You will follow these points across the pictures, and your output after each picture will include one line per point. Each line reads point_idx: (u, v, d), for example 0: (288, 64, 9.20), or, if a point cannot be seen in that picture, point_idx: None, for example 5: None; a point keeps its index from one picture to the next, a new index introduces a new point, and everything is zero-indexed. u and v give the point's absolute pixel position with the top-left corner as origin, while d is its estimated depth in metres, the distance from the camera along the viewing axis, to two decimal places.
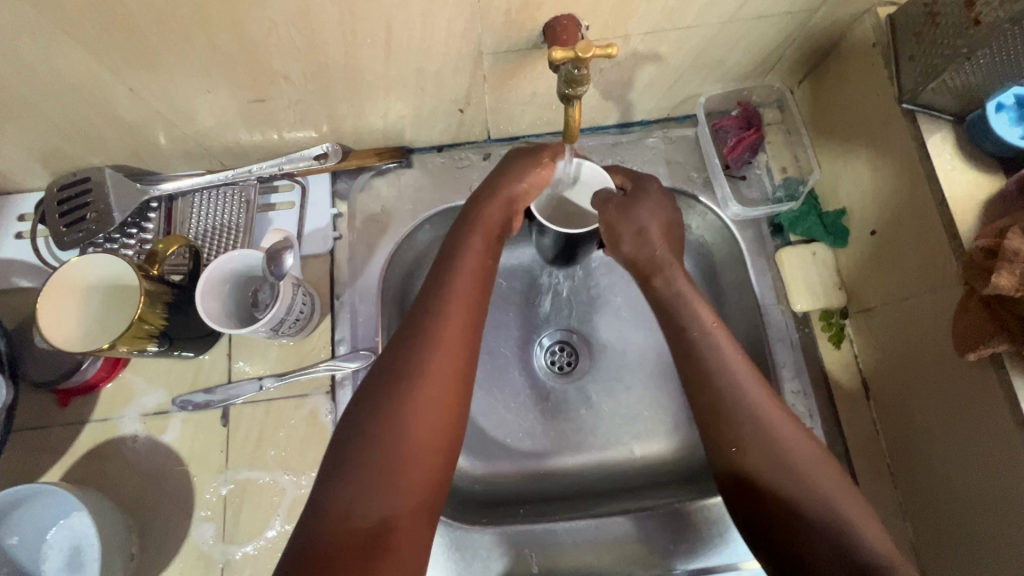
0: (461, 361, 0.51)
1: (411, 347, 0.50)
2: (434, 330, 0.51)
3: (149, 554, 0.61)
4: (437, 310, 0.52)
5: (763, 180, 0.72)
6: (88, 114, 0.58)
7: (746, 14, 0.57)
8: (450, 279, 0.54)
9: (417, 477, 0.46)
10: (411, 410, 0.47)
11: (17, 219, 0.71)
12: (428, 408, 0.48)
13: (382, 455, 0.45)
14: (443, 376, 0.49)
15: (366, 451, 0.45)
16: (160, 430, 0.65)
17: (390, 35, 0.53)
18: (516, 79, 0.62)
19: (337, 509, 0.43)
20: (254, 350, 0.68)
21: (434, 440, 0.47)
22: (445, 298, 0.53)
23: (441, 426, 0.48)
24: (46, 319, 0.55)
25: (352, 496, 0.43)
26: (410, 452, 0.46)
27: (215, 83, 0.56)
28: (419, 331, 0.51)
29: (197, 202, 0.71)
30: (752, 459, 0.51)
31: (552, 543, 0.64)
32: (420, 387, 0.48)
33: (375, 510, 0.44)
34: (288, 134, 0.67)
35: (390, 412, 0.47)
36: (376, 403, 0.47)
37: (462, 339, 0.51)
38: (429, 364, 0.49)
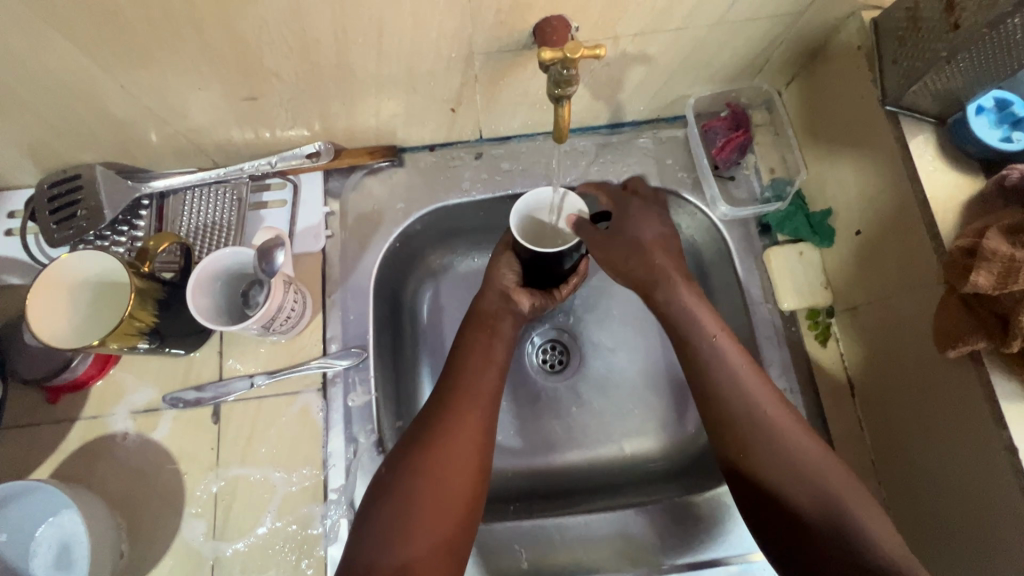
0: (479, 427, 0.57)
1: (431, 417, 0.57)
2: (458, 395, 0.58)
3: (139, 552, 0.61)
4: (452, 385, 0.59)
5: (751, 181, 0.73)
6: (78, 110, 0.58)
7: (733, 16, 0.58)
8: (469, 353, 0.62)
9: (433, 528, 0.52)
10: (429, 471, 0.54)
11: (7, 216, 0.71)
12: (451, 466, 0.54)
13: (405, 508, 0.52)
14: (460, 443, 0.55)
15: (389, 503, 0.52)
16: (150, 427, 0.65)
17: (382, 35, 0.53)
18: (507, 79, 0.63)
19: (369, 549, 0.50)
20: (245, 348, 0.68)
21: (451, 495, 0.53)
22: (462, 373, 0.60)
23: (457, 484, 0.54)
24: (48, 331, 0.55)
25: (376, 543, 0.50)
26: (426, 507, 0.52)
27: (207, 80, 0.57)
28: (441, 400, 0.59)
29: (188, 200, 0.71)
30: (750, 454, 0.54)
31: (545, 539, 0.65)
32: (438, 453, 0.55)
33: (396, 556, 0.50)
34: (280, 132, 0.67)
35: (410, 473, 0.54)
36: (401, 462, 0.55)
37: (476, 410, 0.58)
38: (446, 431, 0.56)
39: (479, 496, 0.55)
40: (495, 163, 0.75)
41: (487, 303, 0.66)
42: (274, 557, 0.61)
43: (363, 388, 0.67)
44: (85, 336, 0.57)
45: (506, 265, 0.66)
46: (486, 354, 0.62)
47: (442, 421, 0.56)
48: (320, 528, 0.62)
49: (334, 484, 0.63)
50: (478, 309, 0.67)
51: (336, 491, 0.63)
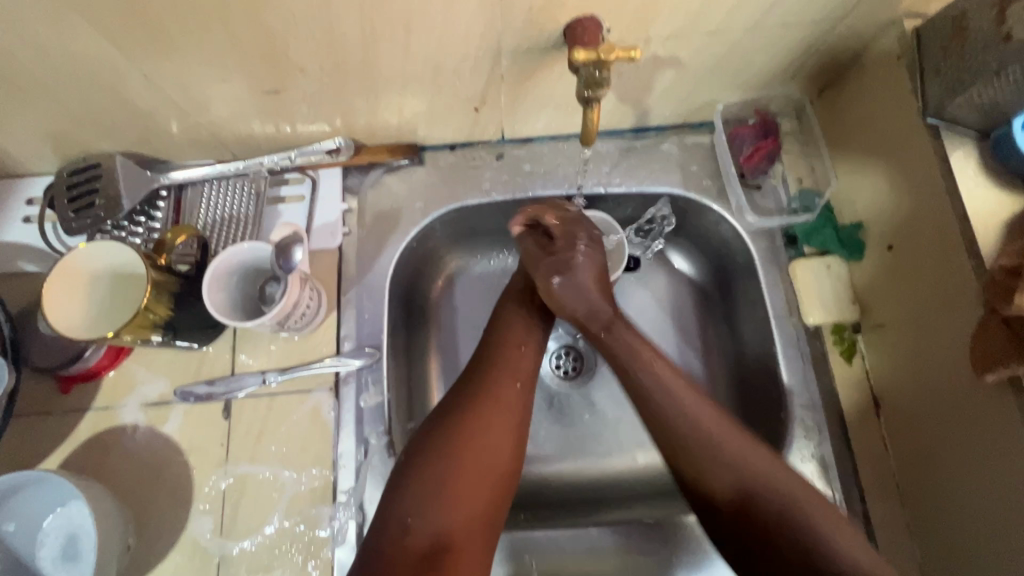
0: (518, 403, 0.56)
1: (468, 385, 0.56)
2: (499, 369, 0.57)
3: (145, 546, 0.61)
4: (492, 353, 0.59)
5: (779, 191, 0.71)
6: (101, 99, 0.58)
7: (769, 21, 0.56)
8: (506, 332, 0.62)
9: (469, 495, 0.50)
10: (468, 436, 0.52)
11: (26, 203, 0.71)
12: (489, 435, 0.53)
13: (437, 478, 0.50)
14: (500, 409, 0.54)
15: (421, 472, 0.50)
16: (161, 420, 0.65)
17: (409, 31, 0.52)
18: (533, 80, 0.61)
19: (402, 515, 0.49)
20: (258, 344, 0.67)
21: (486, 463, 0.52)
22: (499, 349, 0.60)
23: (498, 451, 0.53)
24: (64, 327, 0.54)
25: (411, 506, 0.49)
26: (464, 473, 0.51)
27: (230, 72, 0.56)
28: (477, 377, 0.57)
29: (207, 192, 0.70)
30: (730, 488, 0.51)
31: (554, 549, 0.63)
32: (478, 419, 0.53)
33: (430, 528, 0.48)
34: (301, 127, 0.67)
35: (451, 438, 0.52)
36: (432, 432, 0.53)
37: (515, 375, 0.57)
38: (486, 401, 0.55)
39: (517, 468, 0.54)
40: (516, 164, 0.74)
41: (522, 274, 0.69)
42: (280, 558, 0.60)
43: (376, 389, 0.66)
44: (97, 325, 0.55)
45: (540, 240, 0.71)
46: (526, 332, 0.62)
47: (478, 393, 0.55)
48: (329, 530, 0.61)
49: (343, 486, 0.62)
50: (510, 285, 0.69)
51: (345, 493, 0.62)
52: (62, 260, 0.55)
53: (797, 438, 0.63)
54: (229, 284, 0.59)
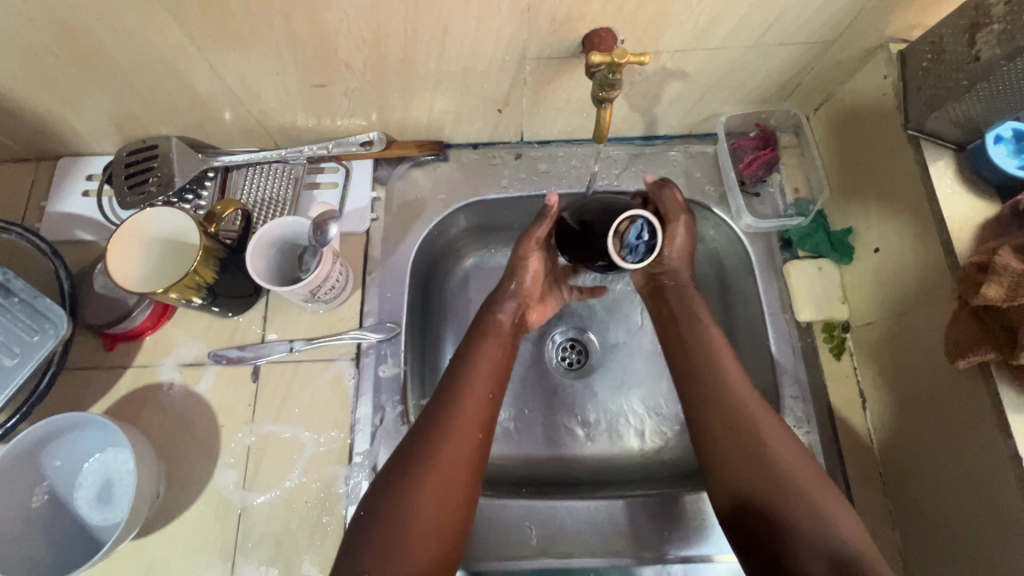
0: (474, 446, 0.59)
1: (428, 434, 0.59)
2: (454, 410, 0.60)
3: (174, 494, 0.65)
4: (452, 403, 0.60)
5: (776, 198, 0.77)
6: (167, 85, 0.65)
7: (767, 40, 0.63)
8: (468, 373, 0.63)
9: (429, 538, 0.54)
10: (428, 491, 0.55)
11: (86, 178, 0.79)
12: (445, 480, 0.56)
13: (398, 524, 0.53)
14: (456, 462, 0.57)
15: (383, 519, 0.54)
16: (194, 380, 0.70)
17: (445, 34, 0.59)
18: (553, 85, 0.68)
19: (364, 560, 0.52)
20: (287, 316, 0.73)
21: (448, 504, 0.56)
22: (461, 389, 0.61)
23: (451, 506, 0.56)
24: (125, 278, 0.61)
25: (374, 554, 0.52)
26: (421, 526, 0.54)
27: (285, 66, 0.63)
28: (434, 416, 0.60)
29: (249, 176, 0.77)
30: (742, 464, 0.57)
31: (554, 520, 0.66)
32: (432, 465, 0.56)
33: (391, 572, 0.51)
34: (340, 120, 0.73)
35: (408, 492, 0.55)
36: (391, 477, 0.56)
37: (473, 425, 0.60)
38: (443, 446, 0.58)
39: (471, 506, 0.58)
40: (533, 164, 0.80)
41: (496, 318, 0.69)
42: (298, 511, 0.64)
43: (394, 360, 0.71)
44: (150, 282, 0.62)
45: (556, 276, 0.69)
46: (478, 363, 0.64)
47: (437, 437, 0.58)
48: (344, 488, 0.65)
49: (359, 448, 0.67)
50: (482, 323, 0.69)
51: (360, 455, 0.67)
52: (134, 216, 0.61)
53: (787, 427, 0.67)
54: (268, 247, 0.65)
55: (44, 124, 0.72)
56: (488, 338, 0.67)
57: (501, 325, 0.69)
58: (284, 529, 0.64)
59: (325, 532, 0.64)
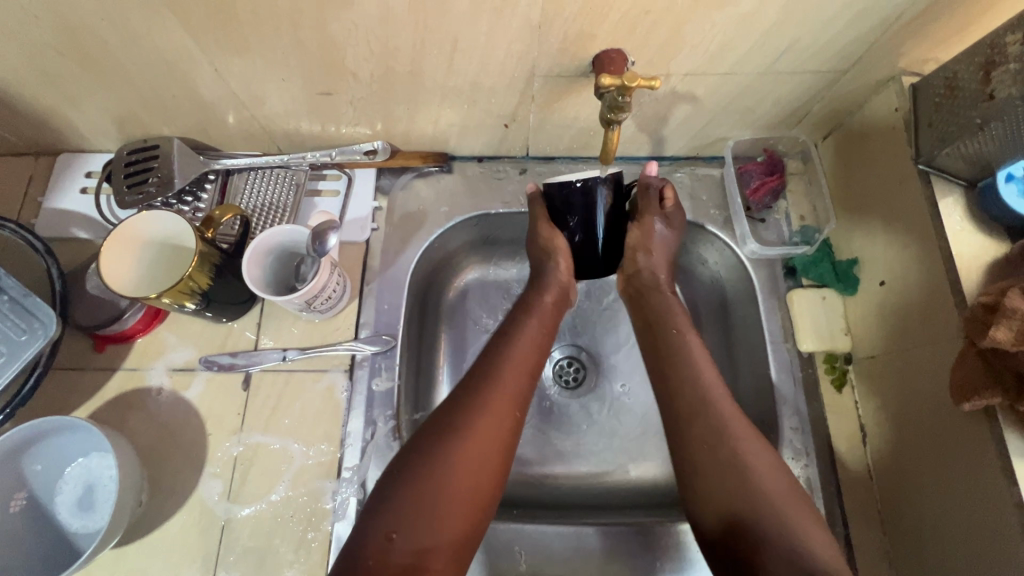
0: (507, 425, 0.58)
1: (466, 406, 0.58)
2: (490, 387, 0.60)
3: (156, 503, 0.64)
4: (494, 378, 0.61)
5: (781, 225, 0.76)
6: (171, 87, 0.65)
7: (779, 67, 0.62)
8: (508, 350, 0.63)
9: (456, 513, 0.53)
10: (463, 462, 0.55)
11: (85, 175, 0.78)
12: (475, 457, 0.56)
13: (426, 494, 0.53)
14: (489, 439, 0.57)
15: (411, 486, 0.53)
16: (184, 385, 0.69)
17: (455, 48, 0.58)
18: (561, 102, 0.67)
19: (389, 521, 0.51)
20: (281, 324, 0.72)
21: (480, 478, 0.55)
22: (499, 365, 0.62)
23: (482, 481, 0.55)
24: (116, 279, 0.60)
25: (399, 519, 0.51)
26: (452, 496, 0.53)
27: (291, 73, 0.62)
28: (472, 391, 0.60)
29: (250, 180, 0.76)
30: (712, 456, 0.56)
31: (544, 544, 0.65)
32: (465, 439, 0.56)
33: (413, 542, 0.51)
34: (345, 128, 0.73)
35: (438, 462, 0.55)
36: (425, 446, 0.56)
37: (509, 403, 0.59)
38: (477, 421, 0.57)
39: (500, 487, 0.57)
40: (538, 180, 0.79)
41: (542, 299, 0.68)
42: (283, 524, 0.63)
43: (388, 373, 0.70)
44: (140, 286, 0.61)
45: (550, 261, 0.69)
46: (516, 342, 0.65)
47: (473, 411, 0.58)
48: (331, 503, 0.64)
49: (349, 463, 0.66)
50: (525, 302, 0.69)
51: (349, 470, 0.65)
52: (140, 214, 0.61)
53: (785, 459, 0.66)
54: (266, 249, 0.64)
55: (45, 119, 0.71)
56: (531, 317, 0.67)
57: (546, 306, 0.68)
58: (268, 543, 0.62)
59: (310, 549, 0.62)
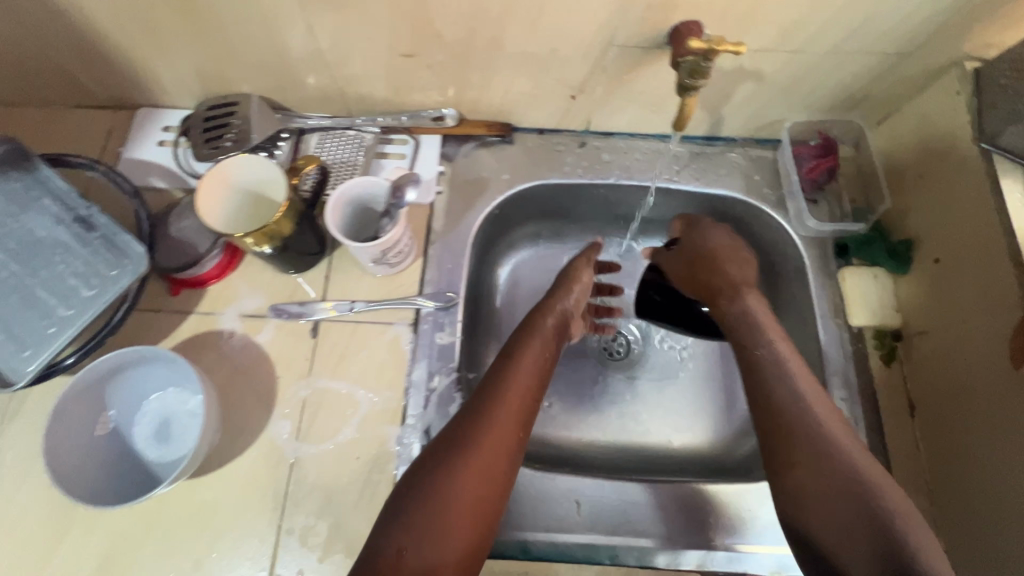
0: (511, 441, 0.58)
1: (469, 421, 0.58)
2: (496, 403, 0.60)
3: (228, 439, 0.66)
4: (496, 394, 0.61)
5: (833, 206, 0.78)
6: (261, 42, 0.68)
7: (848, 47, 0.65)
8: (511, 368, 0.64)
9: (463, 527, 0.53)
10: (468, 479, 0.54)
11: (162, 129, 0.81)
12: (481, 473, 0.55)
13: (434, 510, 0.52)
14: (495, 454, 0.57)
15: (419, 503, 0.53)
16: (255, 330, 0.71)
17: (542, 13, 0.61)
18: (631, 74, 0.70)
19: (399, 537, 0.51)
20: (349, 278, 0.74)
21: (485, 494, 0.55)
22: (503, 382, 0.62)
23: (486, 498, 0.55)
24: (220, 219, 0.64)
25: (409, 534, 0.51)
26: (458, 512, 0.53)
27: (380, 32, 0.65)
28: (477, 406, 0.60)
29: (322, 141, 0.79)
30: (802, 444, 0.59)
31: (604, 495, 0.66)
32: (471, 455, 0.56)
33: (423, 559, 0.50)
34: (418, 92, 0.76)
35: (446, 477, 0.54)
36: (431, 461, 0.56)
37: (514, 419, 0.60)
38: (482, 435, 0.57)
39: (503, 504, 0.56)
40: (596, 154, 0.82)
41: (543, 321, 0.70)
42: (350, 464, 0.65)
43: (451, 329, 0.72)
44: (237, 222, 0.65)
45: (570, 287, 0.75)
46: (518, 359, 0.65)
47: (479, 425, 0.58)
48: (396, 447, 0.66)
49: (413, 411, 0.68)
50: (529, 325, 0.70)
51: (413, 417, 0.68)
52: (237, 157, 0.63)
53: None
54: (346, 201, 0.66)
55: (134, 71, 0.74)
56: (534, 337, 0.68)
57: (546, 327, 0.70)
58: (335, 482, 0.65)
59: (375, 488, 0.65)
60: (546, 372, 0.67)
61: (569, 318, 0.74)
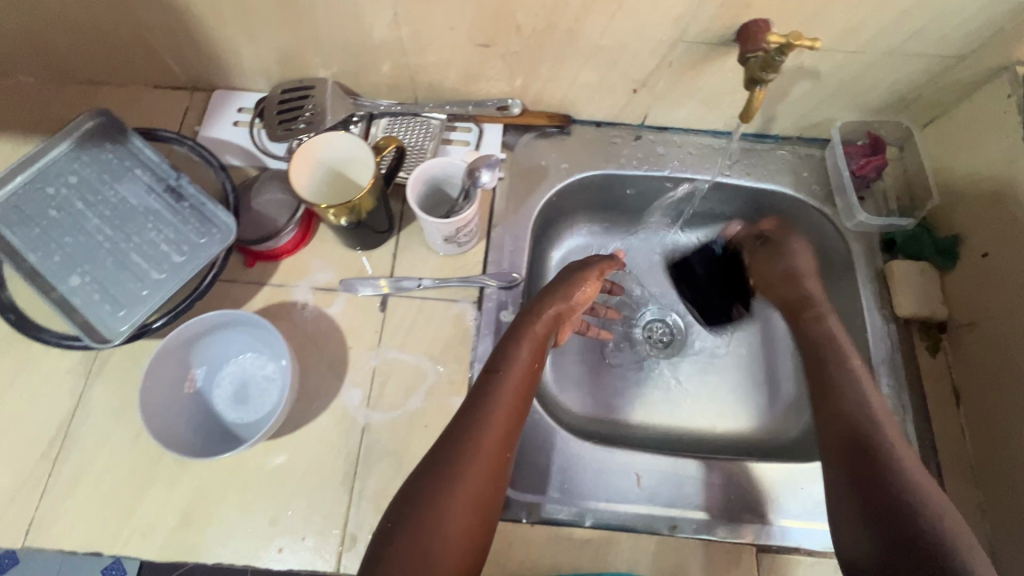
0: (497, 461, 0.55)
1: (452, 442, 0.55)
2: (479, 422, 0.56)
3: (302, 404, 0.69)
4: (480, 413, 0.57)
5: (879, 202, 0.82)
6: (346, 28, 0.71)
7: (905, 49, 0.68)
8: (495, 385, 0.59)
9: (454, 553, 0.51)
10: (457, 507, 0.52)
11: (237, 110, 0.84)
12: (468, 498, 0.53)
13: (425, 540, 0.50)
14: (481, 476, 0.54)
15: (408, 534, 0.50)
16: (327, 303, 0.75)
17: (620, 8, 0.65)
18: (694, 70, 0.73)
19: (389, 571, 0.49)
20: (415, 257, 0.78)
21: (475, 518, 0.53)
22: (488, 400, 0.58)
23: (479, 517, 0.53)
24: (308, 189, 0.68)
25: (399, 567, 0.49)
26: (447, 541, 0.51)
27: (461, 21, 0.69)
28: (460, 426, 0.56)
29: (391, 126, 0.83)
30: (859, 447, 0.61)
31: (662, 470, 0.69)
32: (457, 481, 0.53)
33: None
34: (486, 82, 0.79)
35: (434, 506, 0.52)
36: (417, 488, 0.53)
37: (500, 440, 0.56)
38: (467, 458, 0.54)
39: (493, 522, 0.55)
40: (651, 146, 0.85)
41: (531, 328, 0.65)
42: (419, 432, 0.68)
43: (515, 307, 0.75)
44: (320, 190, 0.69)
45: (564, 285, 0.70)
46: (502, 374, 0.60)
47: (464, 448, 0.55)
48: None
49: None
50: (517, 330, 0.65)
51: None
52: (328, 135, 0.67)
53: None
54: (423, 180, 0.70)
55: (218, 54, 0.78)
56: (522, 345, 0.63)
57: (536, 334, 0.65)
58: (404, 448, 0.67)
59: None
60: (532, 382, 0.62)
61: (562, 318, 0.68)
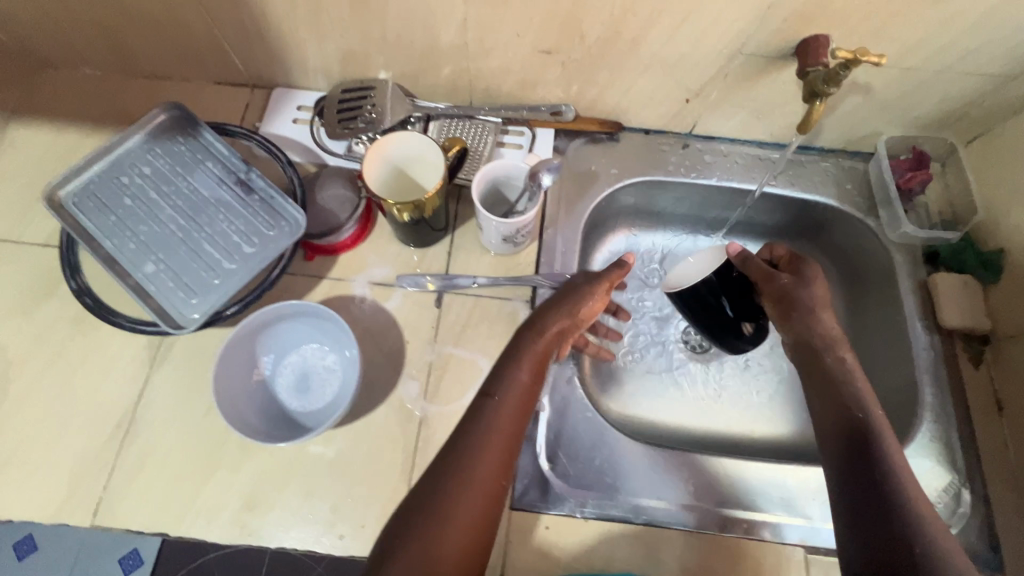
0: (492, 487, 0.52)
1: (444, 469, 0.52)
2: (475, 446, 0.53)
3: (360, 394, 0.71)
4: (477, 436, 0.54)
5: (922, 215, 0.84)
6: (415, 32, 0.74)
7: (959, 67, 0.70)
8: (491, 407, 0.56)
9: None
10: (452, 535, 0.49)
11: (297, 108, 0.87)
12: (465, 525, 0.50)
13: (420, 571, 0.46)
14: (476, 502, 0.51)
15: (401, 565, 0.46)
16: (384, 298, 0.76)
17: (685, 20, 0.67)
18: (749, 82, 0.76)
19: None
20: (470, 255, 0.79)
21: (472, 547, 0.49)
22: (485, 423, 0.55)
23: (477, 546, 0.50)
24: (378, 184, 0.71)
25: None
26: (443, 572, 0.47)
27: (528, 29, 0.71)
28: (454, 451, 0.53)
29: (446, 128, 0.85)
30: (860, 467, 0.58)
31: (710, 472, 0.71)
32: (451, 508, 0.50)
33: None
34: (543, 87, 0.81)
35: (429, 533, 0.48)
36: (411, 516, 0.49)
37: (496, 464, 0.53)
38: (462, 483, 0.51)
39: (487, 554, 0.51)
40: (697, 155, 0.87)
41: (533, 345, 0.62)
42: None
43: None
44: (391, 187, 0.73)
45: (569, 300, 0.68)
46: (498, 397, 0.57)
47: (459, 472, 0.52)
48: None
49: None
50: (515, 347, 0.63)
51: None
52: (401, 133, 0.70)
53: (926, 421, 0.72)
54: (488, 179, 0.73)
55: (284, 53, 0.81)
56: (522, 363, 0.60)
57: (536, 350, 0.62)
58: None
59: None
60: (530, 404, 0.60)
61: (565, 332, 0.67)
